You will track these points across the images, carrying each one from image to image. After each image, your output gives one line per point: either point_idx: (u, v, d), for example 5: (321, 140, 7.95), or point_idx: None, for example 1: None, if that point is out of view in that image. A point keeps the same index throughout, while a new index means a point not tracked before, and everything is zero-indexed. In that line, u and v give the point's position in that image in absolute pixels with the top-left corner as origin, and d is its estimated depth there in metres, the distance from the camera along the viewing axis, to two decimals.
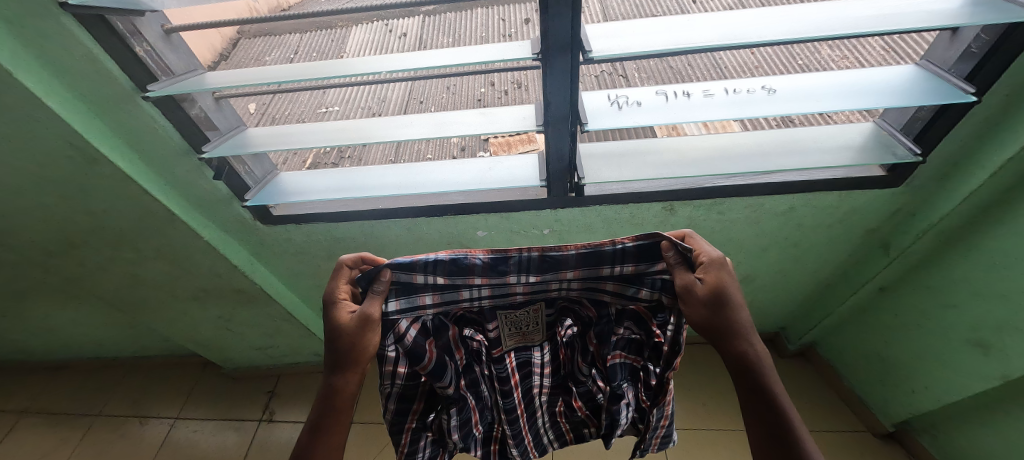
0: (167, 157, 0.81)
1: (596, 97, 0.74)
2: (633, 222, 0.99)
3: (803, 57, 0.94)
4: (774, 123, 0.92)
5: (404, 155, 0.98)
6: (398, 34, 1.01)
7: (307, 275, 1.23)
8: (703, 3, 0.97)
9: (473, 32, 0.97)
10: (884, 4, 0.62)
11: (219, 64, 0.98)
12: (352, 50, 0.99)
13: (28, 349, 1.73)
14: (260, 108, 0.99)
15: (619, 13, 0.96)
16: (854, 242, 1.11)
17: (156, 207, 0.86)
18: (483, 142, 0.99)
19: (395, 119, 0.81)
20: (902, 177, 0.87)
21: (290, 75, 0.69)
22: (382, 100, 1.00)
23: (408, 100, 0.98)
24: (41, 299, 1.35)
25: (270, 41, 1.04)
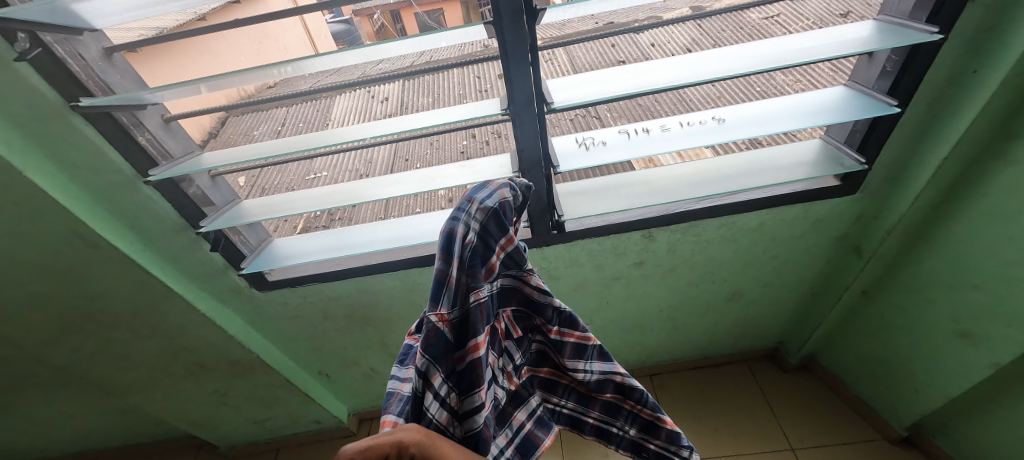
0: (166, 235, 0.85)
1: (565, 142, 0.81)
2: (616, 253, 1.04)
3: (761, 84, 1.04)
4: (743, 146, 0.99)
5: (394, 210, 1.02)
6: (380, 99, 1.10)
7: (305, 338, 1.24)
8: (662, 46, 1.06)
9: (452, 90, 1.07)
10: (805, 39, 0.70)
11: (208, 141, 1.04)
12: (337, 116, 1.05)
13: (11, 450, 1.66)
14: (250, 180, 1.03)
15: (587, 63, 1.08)
16: (828, 249, 1.16)
17: (155, 285, 0.88)
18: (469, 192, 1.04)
19: (381, 179, 0.86)
20: (855, 184, 0.94)
21: (282, 148, 0.75)
22: (367, 162, 1.06)
23: (394, 159, 1.05)
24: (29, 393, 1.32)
25: (258, 116, 1.09)
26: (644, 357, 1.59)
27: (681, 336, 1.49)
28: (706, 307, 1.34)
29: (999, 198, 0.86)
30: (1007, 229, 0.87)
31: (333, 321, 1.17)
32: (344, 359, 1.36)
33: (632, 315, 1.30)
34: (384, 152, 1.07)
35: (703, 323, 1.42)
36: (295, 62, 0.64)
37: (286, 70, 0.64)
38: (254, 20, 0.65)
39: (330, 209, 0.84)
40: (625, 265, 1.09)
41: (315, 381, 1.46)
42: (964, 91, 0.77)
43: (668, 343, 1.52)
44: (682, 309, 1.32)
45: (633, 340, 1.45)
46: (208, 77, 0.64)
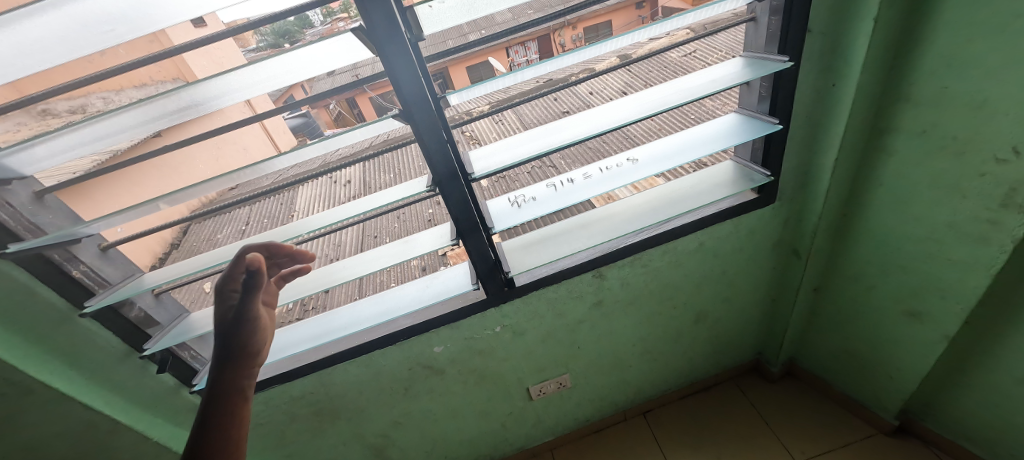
0: (109, 365, 0.82)
1: (498, 203, 0.85)
2: (573, 297, 1.06)
3: (693, 114, 1.17)
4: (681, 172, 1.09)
5: (368, 288, 1.05)
6: (344, 183, 1.13)
7: (279, 446, 1.17)
8: (600, 94, 1.23)
9: (412, 164, 1.12)
10: (691, 80, 0.80)
11: (171, 253, 1.05)
12: (303, 207, 1.14)
13: None
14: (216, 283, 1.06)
15: (538, 120, 1.21)
16: (769, 257, 1.24)
17: (101, 421, 0.83)
18: (441, 257, 1.10)
19: (355, 257, 0.87)
20: (771, 194, 1.02)
21: (239, 250, 0.75)
22: (336, 245, 1.10)
23: (364, 238, 1.09)
24: None
25: (221, 219, 1.17)
26: (632, 395, 1.58)
27: (661, 366, 1.50)
28: (675, 333, 1.36)
29: (897, 185, 0.95)
30: (913, 211, 0.96)
31: (303, 422, 1.13)
32: None
33: (607, 355, 1.32)
34: (351, 234, 1.12)
35: (679, 349, 1.44)
36: (258, 164, 0.67)
37: (249, 173, 0.67)
38: (212, 133, 0.68)
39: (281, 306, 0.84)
40: (585, 308, 1.11)
41: None
42: (836, 101, 0.87)
43: (650, 376, 1.52)
44: (654, 339, 1.34)
45: (616, 379, 1.45)
46: (170, 193, 0.66)
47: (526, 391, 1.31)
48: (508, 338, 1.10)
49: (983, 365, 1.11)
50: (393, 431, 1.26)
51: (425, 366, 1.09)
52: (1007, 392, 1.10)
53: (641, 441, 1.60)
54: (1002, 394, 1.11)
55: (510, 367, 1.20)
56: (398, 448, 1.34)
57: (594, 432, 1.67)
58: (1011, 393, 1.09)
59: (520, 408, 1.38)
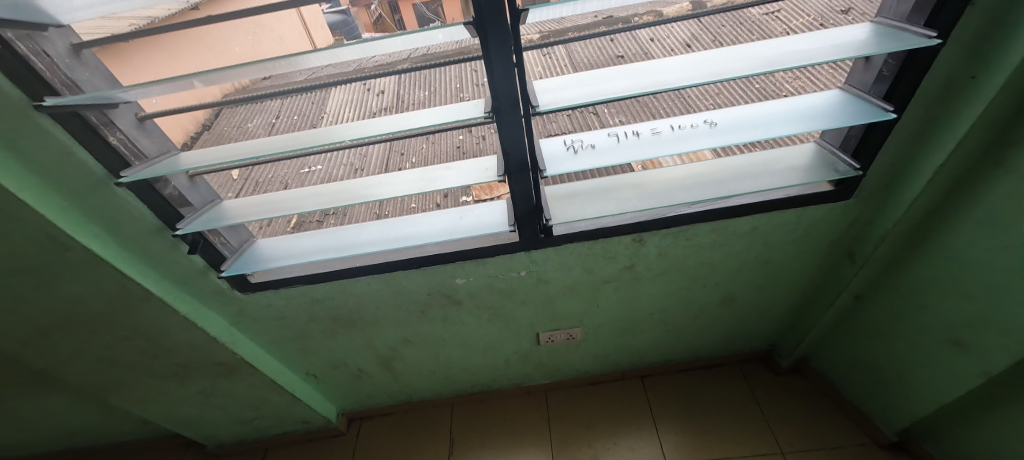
0: (142, 237, 0.83)
1: (552, 144, 0.78)
2: (605, 256, 1.02)
3: (760, 83, 1.03)
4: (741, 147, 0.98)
5: (388, 208, 1.01)
6: (376, 91, 1.06)
7: (292, 339, 1.22)
8: (660, 41, 1.06)
9: (448, 85, 1.04)
10: (803, 42, 0.68)
11: (202, 134, 1.01)
12: (332, 108, 1.05)
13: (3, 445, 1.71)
14: (245, 173, 1.03)
15: (586, 59, 1.07)
16: (821, 254, 1.15)
17: (133, 288, 0.87)
18: (466, 188, 1.03)
19: (381, 177, 0.84)
20: (850, 189, 0.92)
21: (276, 146, 0.73)
22: (363, 156, 1.03)
23: (390, 154, 1.04)
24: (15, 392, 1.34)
25: (252, 109, 1.11)
26: (636, 359, 1.58)
27: (672, 339, 1.47)
28: (697, 311, 1.32)
29: (1000, 207, 0.84)
30: (1006, 238, 0.85)
31: (319, 323, 1.15)
32: (331, 360, 1.35)
33: (623, 318, 1.29)
34: (379, 147, 1.05)
35: (695, 326, 1.41)
36: (291, 57, 0.60)
37: (282, 66, 0.61)
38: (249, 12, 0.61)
39: (310, 212, 0.82)
40: (616, 269, 1.07)
41: (303, 380, 1.46)
42: (967, 99, 0.75)
43: (659, 346, 1.51)
44: (674, 312, 1.31)
45: (625, 342, 1.43)
46: (205, 72, 0.61)
47: (535, 335, 1.31)
48: (530, 284, 1.08)
49: (1009, 407, 1.05)
50: (402, 347, 1.30)
51: (444, 295, 1.08)
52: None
53: (634, 402, 1.63)
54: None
55: (526, 311, 1.19)
56: (403, 362, 1.39)
57: (591, 384, 1.70)
58: None
59: (524, 350, 1.40)
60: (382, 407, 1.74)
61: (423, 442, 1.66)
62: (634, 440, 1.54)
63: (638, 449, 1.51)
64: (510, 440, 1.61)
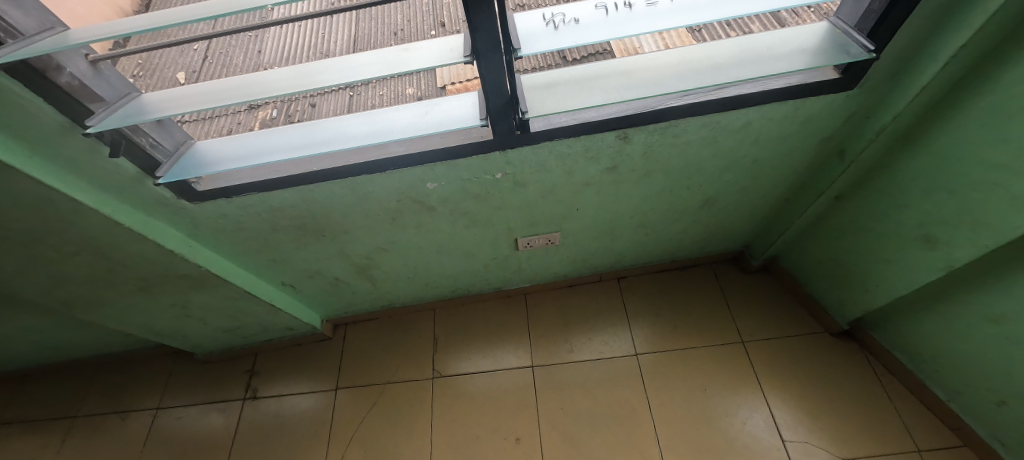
0: (49, 138, 0.71)
1: (529, 18, 0.66)
2: (587, 157, 0.94)
3: None
4: (733, 33, 0.86)
5: (358, 110, 0.88)
6: None
7: (257, 251, 1.16)
8: None
9: None
10: None
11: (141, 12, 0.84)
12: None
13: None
14: (191, 76, 0.88)
15: None
16: (810, 152, 1.10)
17: (57, 197, 0.78)
18: (440, 90, 0.89)
19: (336, 59, 0.71)
20: (855, 77, 0.84)
21: (193, 14, 0.60)
22: (325, 54, 0.90)
23: (354, 51, 0.90)
24: None
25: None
26: (613, 262, 1.58)
27: (651, 242, 1.46)
28: (677, 213, 1.29)
29: (1008, 94, 0.77)
30: (1004, 130, 0.80)
31: (284, 233, 1.08)
32: (304, 269, 1.30)
33: (602, 222, 1.25)
34: (342, 42, 0.91)
35: (674, 228, 1.39)
36: None
37: None
38: None
39: (249, 103, 0.70)
40: (597, 171, 1.00)
41: (279, 291, 1.43)
42: None
43: (638, 249, 1.50)
44: (654, 215, 1.27)
45: (603, 245, 1.42)
46: None
47: (513, 240, 1.27)
48: (506, 188, 1.01)
49: (957, 300, 1.08)
50: (376, 255, 1.25)
51: (415, 200, 1.01)
52: (967, 328, 1.09)
53: (610, 302, 1.67)
54: (964, 332, 1.10)
55: (502, 216, 1.13)
56: (380, 270, 1.35)
57: (570, 286, 1.72)
58: (978, 334, 1.07)
59: (502, 256, 1.38)
60: (366, 313, 1.76)
61: (406, 344, 1.71)
62: (609, 335, 1.59)
63: (612, 344, 1.57)
64: (491, 339, 1.66)
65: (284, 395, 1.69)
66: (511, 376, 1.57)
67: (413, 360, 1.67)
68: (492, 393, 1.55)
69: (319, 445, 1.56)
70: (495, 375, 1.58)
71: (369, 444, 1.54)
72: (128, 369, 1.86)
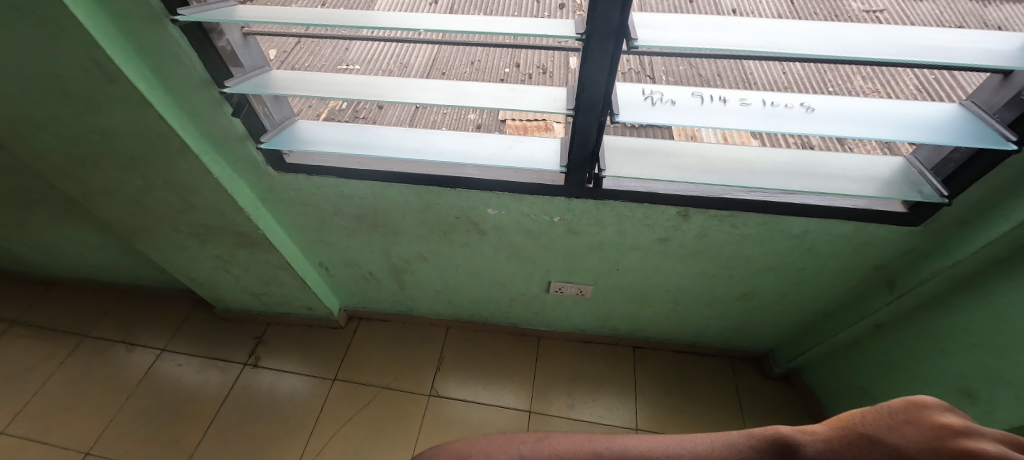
0: (188, 87, 0.81)
1: (631, 90, 0.73)
2: (644, 223, 0.98)
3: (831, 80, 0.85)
4: (792, 142, 0.88)
5: (419, 121, 0.94)
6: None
7: (311, 228, 1.23)
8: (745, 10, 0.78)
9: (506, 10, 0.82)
10: (941, 35, 0.62)
11: None
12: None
13: (42, 261, 1.85)
14: (281, 55, 0.94)
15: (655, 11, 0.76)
16: (860, 275, 1.10)
17: (172, 138, 0.88)
18: (500, 122, 0.94)
19: (419, 82, 0.79)
20: (922, 216, 0.87)
21: (342, 19, 0.68)
22: (403, 65, 0.94)
23: (431, 69, 0.94)
24: (56, 210, 1.44)
25: None
26: (635, 329, 1.58)
27: (677, 320, 1.46)
28: (713, 299, 1.30)
29: None
30: None
31: (343, 219, 1.15)
32: (345, 257, 1.36)
33: (637, 288, 1.27)
34: (421, 58, 0.95)
35: (705, 313, 1.38)
36: None
37: None
38: None
39: (360, 101, 0.78)
40: (649, 238, 1.03)
41: (313, 269, 1.49)
42: None
43: (662, 323, 1.50)
44: (688, 294, 1.28)
45: (630, 310, 1.42)
46: None
47: (546, 283, 1.30)
48: (559, 232, 1.06)
49: None
50: (416, 262, 1.30)
51: (471, 221, 1.06)
52: None
53: (621, 369, 1.65)
54: None
55: (545, 257, 1.17)
56: (413, 277, 1.40)
57: (584, 342, 1.72)
58: None
59: (532, 294, 1.40)
60: (382, 313, 1.79)
61: (412, 355, 1.72)
62: (612, 402, 1.57)
63: (611, 412, 1.55)
64: (494, 373, 1.66)
65: (284, 372, 1.72)
66: (505, 416, 1.56)
67: (415, 373, 1.68)
68: (485, 427, 1.54)
69: (305, 431, 1.58)
70: (491, 411, 1.57)
71: (351, 445, 1.53)
72: (147, 305, 1.94)
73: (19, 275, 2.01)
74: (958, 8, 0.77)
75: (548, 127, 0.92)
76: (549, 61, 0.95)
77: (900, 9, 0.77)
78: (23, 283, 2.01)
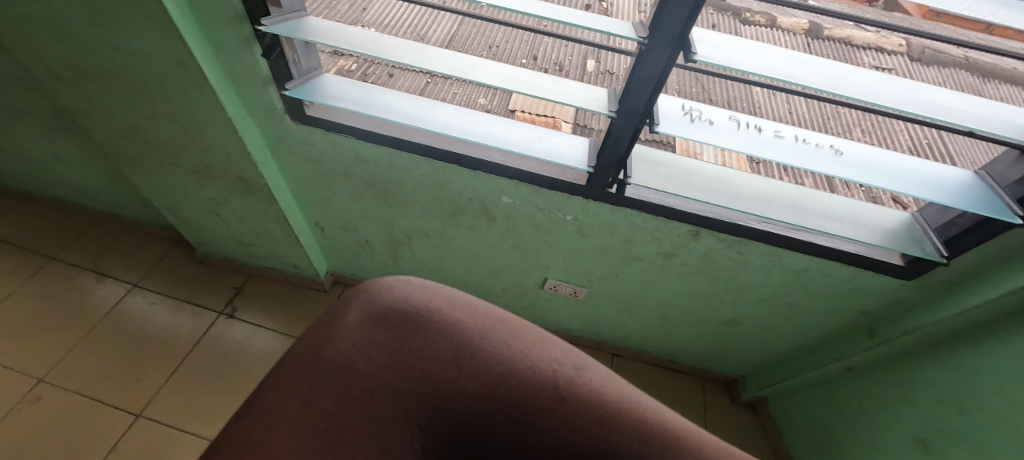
0: (220, 19, 0.79)
1: (671, 103, 0.73)
2: (653, 235, 1.00)
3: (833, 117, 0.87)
4: (787, 176, 0.91)
5: (428, 95, 0.94)
6: None
7: (315, 185, 1.21)
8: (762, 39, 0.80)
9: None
10: (975, 102, 0.63)
11: None
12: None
13: (19, 173, 1.78)
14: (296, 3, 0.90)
15: None
16: (845, 318, 1.13)
17: (192, 69, 0.85)
18: (508, 111, 0.93)
19: (460, 57, 0.78)
20: (917, 271, 0.90)
21: None
22: (420, 37, 0.93)
23: (447, 46, 0.93)
24: (47, 123, 1.38)
25: None
26: (617, 337, 1.60)
27: (660, 335, 1.48)
28: (700, 319, 1.32)
29: None
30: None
31: (350, 182, 1.14)
32: (343, 221, 1.35)
33: (630, 297, 1.28)
34: (439, 33, 0.94)
35: (688, 331, 1.41)
36: None
37: None
38: None
39: (400, 66, 0.77)
40: (654, 251, 1.05)
41: (308, 228, 1.47)
42: None
43: (644, 335, 1.53)
44: (677, 311, 1.30)
45: (617, 318, 1.44)
46: None
47: (542, 279, 1.31)
48: (567, 231, 1.06)
49: None
50: (415, 237, 1.29)
51: (482, 205, 1.06)
52: None
53: None
54: None
55: (547, 252, 1.17)
56: (408, 251, 1.39)
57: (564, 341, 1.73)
58: None
59: (523, 287, 1.40)
60: None
61: None
62: None
63: None
64: None
65: (260, 326, 1.69)
66: None
67: None
68: None
69: None
70: None
71: None
72: (123, 236, 1.88)
73: None
74: (960, 81, 0.80)
75: (556, 125, 0.92)
76: (566, 59, 0.94)
77: (908, 69, 0.80)
78: None
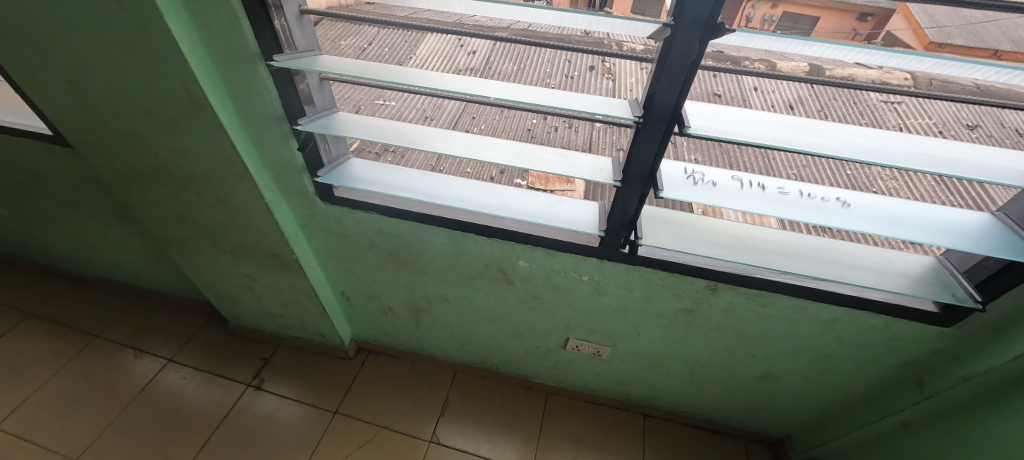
0: (262, 119, 0.89)
1: (674, 167, 0.77)
2: (672, 292, 1.00)
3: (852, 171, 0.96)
4: (811, 230, 0.92)
5: (445, 163, 1.03)
6: (468, 50, 1.09)
7: (341, 258, 1.27)
8: (764, 95, 0.92)
9: (538, 66, 1.06)
10: (977, 151, 0.65)
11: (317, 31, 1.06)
12: (422, 53, 1.07)
13: (74, 258, 1.92)
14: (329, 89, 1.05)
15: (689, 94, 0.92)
16: (886, 369, 1.08)
17: (235, 162, 0.94)
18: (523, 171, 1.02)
19: (474, 138, 0.85)
20: (954, 318, 0.86)
21: (418, 79, 0.75)
22: (437, 107, 1.05)
23: (461, 114, 1.05)
24: (103, 213, 1.51)
25: (349, 28, 1.10)
26: (646, 396, 1.54)
27: (691, 393, 1.43)
28: (731, 375, 1.27)
29: None
30: None
31: (374, 253, 1.19)
32: (368, 290, 1.39)
33: (656, 354, 1.25)
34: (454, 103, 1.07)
35: (720, 388, 1.36)
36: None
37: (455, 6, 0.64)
38: None
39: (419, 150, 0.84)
40: (674, 307, 1.04)
41: (334, 297, 1.52)
42: None
43: (676, 394, 1.47)
44: (706, 368, 1.26)
45: (645, 377, 1.40)
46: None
47: (565, 339, 1.30)
48: (585, 291, 1.07)
49: None
50: (437, 302, 1.32)
51: (500, 270, 1.09)
52: None
53: (629, 436, 1.60)
54: None
55: (567, 313, 1.18)
56: (431, 317, 1.42)
57: (592, 404, 1.68)
58: None
59: (547, 348, 1.39)
60: (393, 349, 1.79)
61: (417, 396, 1.70)
62: None
63: None
64: (499, 425, 1.63)
65: (287, 398, 1.70)
66: None
67: (418, 414, 1.65)
68: None
69: None
70: None
71: None
72: (163, 312, 1.97)
73: (48, 270, 2.07)
74: (977, 109, 0.89)
75: (568, 180, 0.99)
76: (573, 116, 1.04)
77: (916, 103, 0.91)
78: (49, 277, 2.06)
